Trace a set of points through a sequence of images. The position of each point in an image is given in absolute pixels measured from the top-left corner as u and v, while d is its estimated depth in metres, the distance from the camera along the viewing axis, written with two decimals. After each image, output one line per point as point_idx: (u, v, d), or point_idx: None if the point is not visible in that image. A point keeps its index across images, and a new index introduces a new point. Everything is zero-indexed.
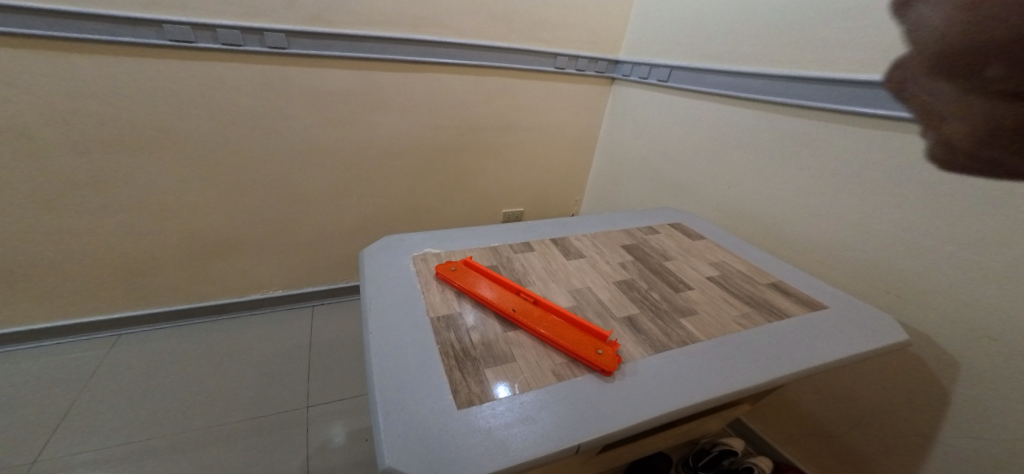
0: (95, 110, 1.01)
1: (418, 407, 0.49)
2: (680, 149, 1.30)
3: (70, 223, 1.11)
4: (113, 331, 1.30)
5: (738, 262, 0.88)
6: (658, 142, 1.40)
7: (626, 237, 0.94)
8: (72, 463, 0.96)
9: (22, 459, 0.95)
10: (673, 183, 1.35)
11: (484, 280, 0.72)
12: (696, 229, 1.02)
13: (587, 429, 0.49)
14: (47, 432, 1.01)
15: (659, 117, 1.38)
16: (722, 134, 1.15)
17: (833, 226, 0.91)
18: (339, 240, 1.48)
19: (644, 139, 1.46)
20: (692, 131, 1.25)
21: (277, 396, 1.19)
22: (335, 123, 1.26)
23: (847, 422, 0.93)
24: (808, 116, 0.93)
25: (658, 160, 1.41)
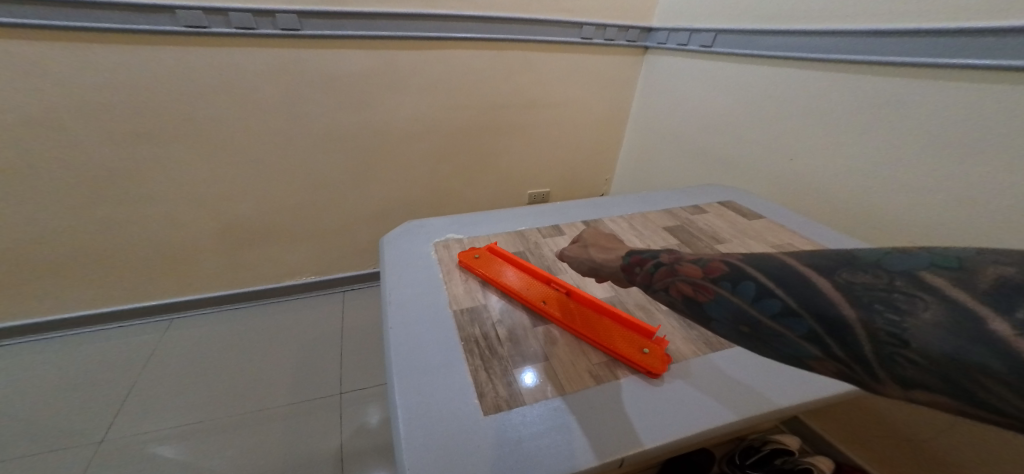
0: (126, 102, 1.02)
1: (442, 412, 0.46)
2: (728, 119, 1.19)
3: (115, 213, 1.15)
4: (167, 316, 1.37)
5: (798, 243, 0.79)
6: (701, 114, 1.28)
7: (667, 217, 0.87)
8: (135, 441, 1.01)
9: (90, 439, 1.01)
10: (720, 158, 1.24)
11: (506, 267, 0.68)
12: (748, 207, 0.93)
13: (632, 442, 0.44)
14: (112, 412, 1.07)
15: (700, 87, 1.27)
16: (777, 99, 1.03)
17: (916, 199, 0.79)
18: (367, 226, 1.48)
19: (684, 111, 1.35)
20: (740, 100, 1.14)
21: (313, 381, 1.21)
22: (354, 107, 1.23)
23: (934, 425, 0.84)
24: (892, 75, 0.80)
25: (701, 134, 1.30)
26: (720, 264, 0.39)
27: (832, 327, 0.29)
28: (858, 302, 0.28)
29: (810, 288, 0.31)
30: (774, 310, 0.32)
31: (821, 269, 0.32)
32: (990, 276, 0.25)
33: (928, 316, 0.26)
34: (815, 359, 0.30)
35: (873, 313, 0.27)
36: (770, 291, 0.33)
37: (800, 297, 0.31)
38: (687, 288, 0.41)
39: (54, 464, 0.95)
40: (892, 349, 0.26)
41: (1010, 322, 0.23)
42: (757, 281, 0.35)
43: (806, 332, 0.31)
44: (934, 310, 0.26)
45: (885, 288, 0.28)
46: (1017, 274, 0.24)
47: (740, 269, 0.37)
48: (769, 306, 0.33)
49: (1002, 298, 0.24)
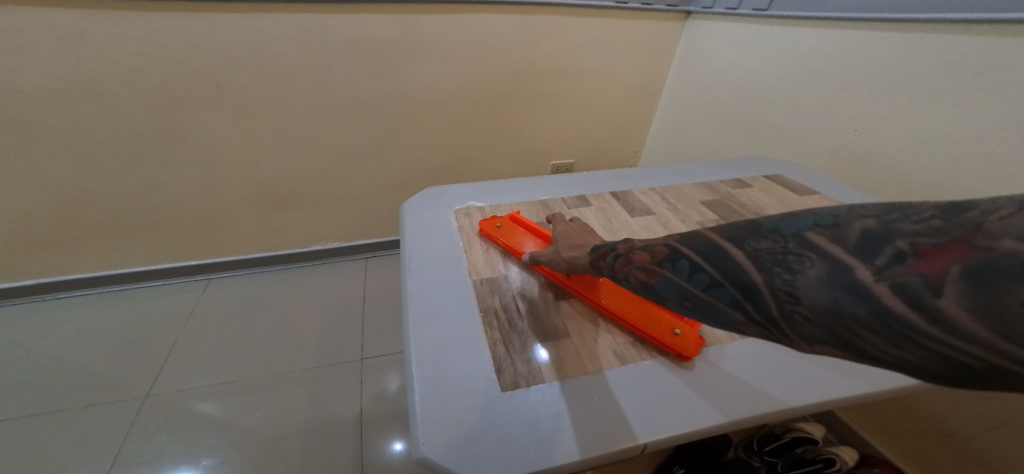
0: (159, 70, 1.03)
1: (459, 386, 0.45)
2: (779, 89, 1.10)
3: (155, 177, 1.19)
4: (203, 277, 1.43)
5: None
6: (747, 83, 1.19)
7: (703, 192, 0.82)
8: (178, 396, 1.07)
9: (138, 392, 1.07)
10: (767, 130, 1.16)
11: (526, 236, 0.65)
12: (802, 183, 0.88)
13: (657, 428, 0.44)
14: (156, 368, 1.14)
15: (748, 54, 1.17)
16: (839, 66, 0.94)
17: (1000, 183, 0.72)
18: (390, 195, 1.48)
19: (729, 81, 1.26)
20: (796, 67, 1.04)
21: (337, 345, 1.25)
22: (378, 75, 1.21)
23: (985, 422, 0.81)
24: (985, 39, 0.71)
25: (745, 105, 1.21)
26: (662, 246, 0.39)
27: (747, 292, 0.32)
28: (763, 266, 0.31)
29: (729, 259, 0.33)
30: (704, 284, 0.34)
31: (733, 240, 0.34)
32: (858, 230, 0.28)
33: (813, 272, 0.29)
34: (742, 325, 0.33)
35: (774, 275, 0.30)
36: (700, 267, 0.35)
37: (722, 269, 0.33)
38: (636, 271, 0.42)
39: (106, 412, 1.02)
40: (793, 307, 0.29)
41: (872, 270, 0.27)
42: (689, 258, 0.36)
43: (730, 300, 0.33)
44: (819, 267, 0.28)
45: (782, 250, 0.30)
46: (874, 226, 0.28)
47: (677, 249, 0.38)
48: (700, 280, 0.34)
49: (864, 249, 0.27)
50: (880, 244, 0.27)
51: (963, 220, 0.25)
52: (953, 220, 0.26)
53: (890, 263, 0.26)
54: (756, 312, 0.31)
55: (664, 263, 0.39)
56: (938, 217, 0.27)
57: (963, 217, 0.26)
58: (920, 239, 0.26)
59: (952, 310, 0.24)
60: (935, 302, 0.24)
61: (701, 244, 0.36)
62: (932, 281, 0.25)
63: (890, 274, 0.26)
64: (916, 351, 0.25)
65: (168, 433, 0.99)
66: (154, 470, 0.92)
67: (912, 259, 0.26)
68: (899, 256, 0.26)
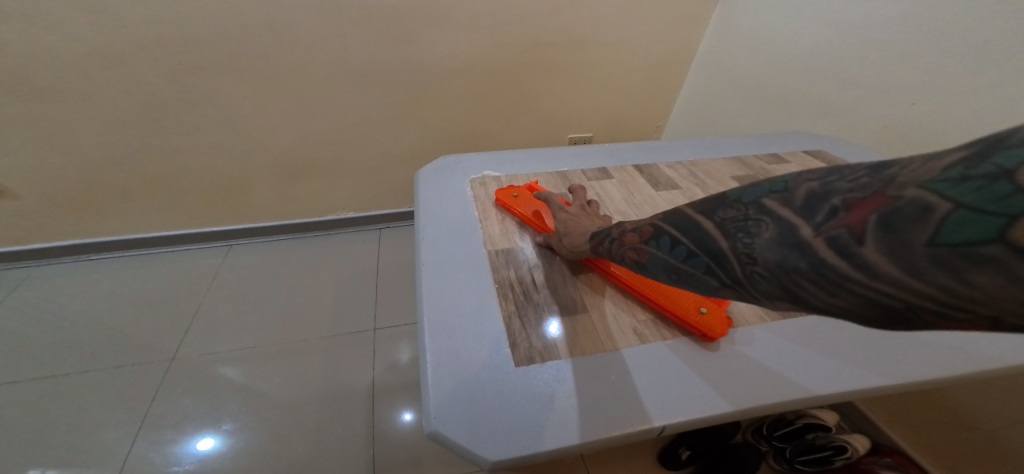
0: (176, 37, 1.01)
1: (473, 359, 0.45)
2: (829, 58, 1.03)
3: (176, 145, 1.19)
4: (224, 243, 1.46)
5: None
6: (791, 54, 1.12)
7: (738, 167, 0.79)
8: (203, 358, 1.11)
9: (165, 354, 1.12)
10: (813, 102, 1.10)
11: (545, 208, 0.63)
12: (845, 158, 0.84)
13: (677, 411, 0.43)
14: (182, 331, 1.18)
15: (795, 20, 1.09)
16: (905, 31, 0.87)
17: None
18: (405, 165, 1.47)
19: (768, 51, 1.18)
20: (852, 33, 0.97)
21: (353, 314, 1.27)
22: (394, 43, 1.17)
23: (1006, 417, 0.78)
24: None
25: (788, 76, 1.14)
26: (647, 225, 0.40)
27: (715, 259, 0.32)
28: (725, 232, 0.31)
29: (699, 230, 0.33)
30: (683, 256, 0.35)
31: (703, 211, 0.34)
32: (805, 191, 0.28)
33: (768, 234, 0.28)
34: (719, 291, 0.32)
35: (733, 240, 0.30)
36: (677, 240, 0.35)
37: (695, 240, 0.33)
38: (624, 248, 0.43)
39: (135, 372, 1.07)
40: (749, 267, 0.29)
41: (810, 226, 0.26)
42: (669, 233, 0.37)
43: (704, 268, 0.33)
44: (770, 229, 0.28)
45: (741, 216, 0.30)
46: (816, 186, 0.27)
47: (660, 226, 0.38)
48: (678, 252, 0.35)
49: (806, 209, 0.27)
50: (819, 201, 0.26)
51: (888, 172, 0.24)
52: (881, 174, 0.24)
53: (826, 218, 0.25)
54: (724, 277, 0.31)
55: (649, 239, 0.39)
56: (871, 171, 0.25)
57: (888, 169, 0.25)
58: (849, 194, 0.25)
59: (876, 257, 0.23)
60: (860, 251, 0.24)
61: (678, 219, 0.36)
62: (857, 232, 0.24)
63: (825, 228, 0.25)
64: (858, 299, 0.24)
65: (192, 395, 1.03)
66: (181, 433, 0.96)
67: (842, 213, 0.25)
68: (833, 211, 0.25)
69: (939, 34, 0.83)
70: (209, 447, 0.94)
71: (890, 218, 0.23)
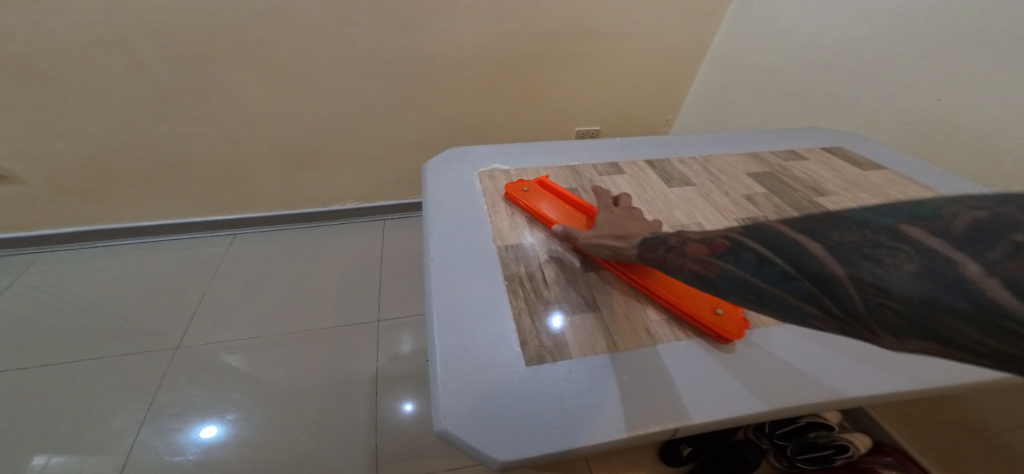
0: (180, 23, 1.00)
1: (481, 357, 0.44)
2: (849, 52, 1.00)
3: (181, 133, 1.19)
4: (230, 232, 1.46)
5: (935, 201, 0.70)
6: (811, 47, 1.09)
7: (753, 163, 0.77)
8: (208, 346, 1.12)
9: (170, 342, 1.12)
10: (829, 97, 1.08)
11: (555, 203, 0.63)
12: (861, 155, 0.83)
13: (687, 413, 0.42)
14: (187, 319, 1.18)
15: (815, 13, 1.07)
16: (937, 22, 0.84)
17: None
18: (410, 155, 1.46)
19: (786, 45, 1.15)
20: (875, 26, 0.94)
21: (358, 305, 1.27)
22: (401, 31, 1.15)
23: (1013, 418, 0.77)
24: None
25: (805, 69, 1.12)
26: (722, 238, 0.37)
27: (824, 287, 0.28)
28: (845, 259, 0.27)
29: (803, 252, 0.29)
30: (773, 277, 0.31)
31: (810, 231, 0.30)
32: (964, 220, 0.24)
33: (910, 268, 0.24)
34: (817, 319, 0.29)
35: (859, 269, 0.26)
36: (767, 259, 0.32)
37: (796, 262, 0.30)
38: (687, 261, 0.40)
39: (141, 359, 1.08)
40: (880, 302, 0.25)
41: (981, 264, 0.22)
42: (755, 250, 0.33)
43: (803, 293, 0.29)
44: (919, 262, 0.24)
45: (872, 243, 0.26)
46: (980, 216, 0.23)
47: (740, 241, 0.35)
48: (768, 273, 0.31)
49: (969, 242, 0.23)
50: (987, 235, 0.22)
51: None
52: None
53: (1003, 256, 0.22)
54: (834, 307, 0.28)
55: (724, 254, 0.36)
56: None
57: None
58: None
59: None
60: None
61: (771, 236, 0.32)
62: None
63: (1002, 267, 0.21)
64: None
65: (197, 383, 1.04)
66: (185, 420, 0.97)
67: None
68: (1013, 249, 0.21)
69: (963, 28, 0.80)
70: (213, 434, 0.95)
71: (979, 235, 0.23)
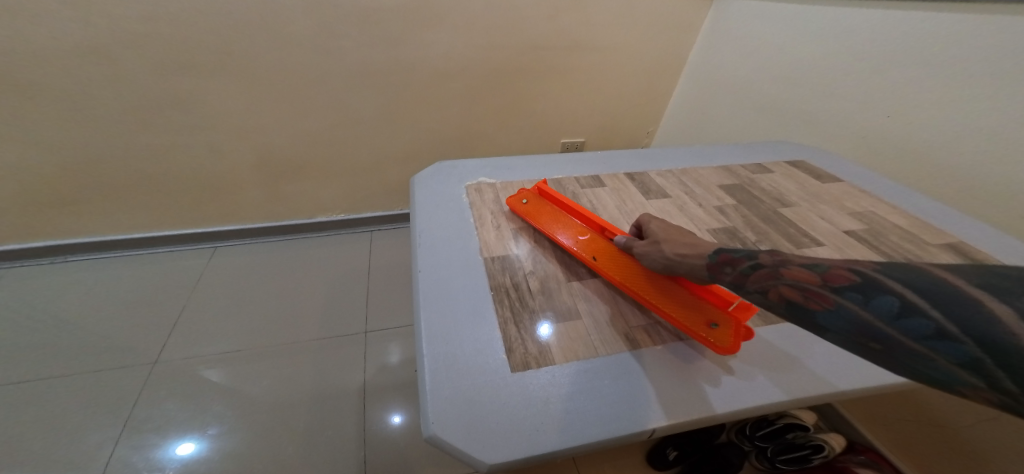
0: (164, 33, 1.00)
1: (470, 364, 0.45)
2: (813, 70, 1.06)
3: (161, 144, 1.18)
4: (210, 245, 1.44)
5: (890, 212, 0.74)
6: (778, 64, 1.15)
7: (725, 176, 0.81)
8: (187, 361, 1.10)
9: (147, 357, 1.10)
10: (793, 112, 1.14)
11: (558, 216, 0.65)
12: (822, 168, 0.87)
13: (665, 413, 0.44)
14: (165, 334, 1.16)
15: (781, 33, 1.13)
16: (887, 45, 0.90)
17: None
18: (396, 166, 1.46)
19: (757, 62, 1.21)
20: (834, 47, 1.00)
21: (343, 317, 1.26)
22: (387, 43, 1.17)
23: (972, 416, 0.82)
24: None
25: (774, 86, 1.18)
26: (847, 274, 0.35)
27: (999, 354, 0.27)
28: None
29: (980, 311, 0.28)
30: (923, 331, 0.30)
31: (991, 291, 0.29)
32: None
33: None
34: (968, 388, 0.28)
35: None
36: (918, 310, 0.31)
37: (962, 319, 0.29)
38: (789, 289, 0.39)
39: (117, 375, 1.05)
40: None
41: None
42: (899, 297, 0.32)
43: (962, 357, 0.28)
44: None
45: None
46: None
47: (878, 282, 0.33)
48: (917, 327, 0.30)
49: None
50: None
51: None
52: None
53: None
54: (1010, 382, 0.27)
55: (848, 293, 0.35)
56: None
57: None
58: None
59: None
60: None
61: (930, 285, 0.31)
62: None
63: None
64: None
65: (176, 399, 1.02)
66: (163, 436, 0.95)
67: None
68: None
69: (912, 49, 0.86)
70: (192, 451, 0.93)
71: None
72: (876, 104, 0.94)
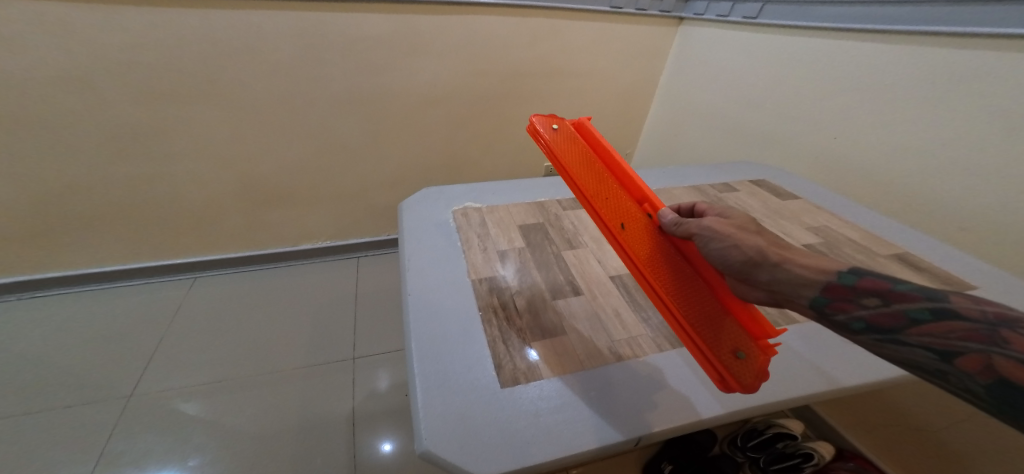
0: (150, 64, 1.02)
1: (461, 381, 0.47)
2: (770, 95, 1.14)
3: (143, 172, 1.17)
4: (191, 274, 1.42)
5: (845, 227, 0.79)
6: (740, 89, 1.23)
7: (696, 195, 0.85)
8: (166, 394, 1.06)
9: (123, 391, 1.06)
10: (754, 134, 1.21)
11: (580, 151, 0.66)
12: (784, 186, 0.93)
13: (650, 422, 0.46)
14: (142, 366, 1.13)
15: (740, 60, 1.21)
16: (831, 71, 0.98)
17: (981, 186, 0.76)
18: (383, 192, 1.48)
19: (722, 87, 1.29)
20: (787, 73, 1.08)
21: (330, 344, 1.24)
22: (372, 72, 1.21)
23: (948, 417, 0.84)
24: (962, 49, 0.76)
25: (738, 110, 1.25)
26: None
27: None
28: None
29: None
30: None
31: None
32: None
33: None
34: None
35: None
36: None
37: None
38: (1008, 364, 0.30)
39: (90, 411, 1.01)
40: None
41: None
42: None
43: None
44: None
45: None
46: None
47: None
48: None
49: None
50: None
51: None
52: None
53: None
54: None
55: None
56: None
57: None
58: None
59: None
60: None
61: None
62: None
63: None
64: None
65: (152, 433, 0.98)
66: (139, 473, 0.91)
67: None
68: None
69: (852, 75, 0.94)
70: None
71: None
72: (826, 126, 1.01)
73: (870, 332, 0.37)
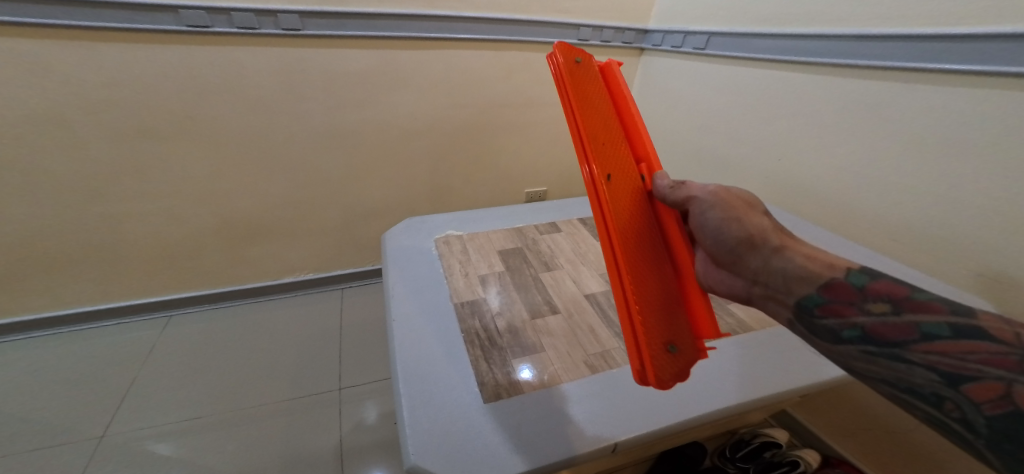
0: (129, 100, 1.04)
1: (444, 399, 0.48)
2: (725, 120, 1.22)
3: (117, 208, 1.16)
4: (166, 313, 1.38)
5: None
6: (698, 115, 1.31)
7: None
8: (137, 436, 1.02)
9: (91, 434, 1.02)
10: (713, 157, 1.28)
11: (601, 94, 0.60)
12: None
13: (626, 428, 0.48)
14: (112, 409, 1.08)
15: (696, 88, 1.30)
16: (775, 98, 1.07)
17: (914, 201, 0.83)
18: (366, 222, 1.49)
19: (683, 113, 1.37)
20: (737, 101, 1.17)
21: (314, 378, 1.22)
22: (352, 105, 1.25)
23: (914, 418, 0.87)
24: (880, 78, 0.85)
25: (699, 135, 1.33)
26: None
27: None
28: None
29: None
30: None
31: None
32: None
33: None
34: None
35: None
36: None
37: None
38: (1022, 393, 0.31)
39: (54, 459, 0.96)
40: None
41: None
42: None
43: None
44: None
45: None
46: None
47: None
48: None
49: None
50: None
51: None
52: None
53: None
54: None
55: None
56: None
57: None
58: None
59: None
60: None
61: None
62: None
63: None
64: None
65: None
66: None
67: None
68: None
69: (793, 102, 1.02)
70: None
71: None
72: (775, 148, 1.09)
73: (871, 343, 0.39)
